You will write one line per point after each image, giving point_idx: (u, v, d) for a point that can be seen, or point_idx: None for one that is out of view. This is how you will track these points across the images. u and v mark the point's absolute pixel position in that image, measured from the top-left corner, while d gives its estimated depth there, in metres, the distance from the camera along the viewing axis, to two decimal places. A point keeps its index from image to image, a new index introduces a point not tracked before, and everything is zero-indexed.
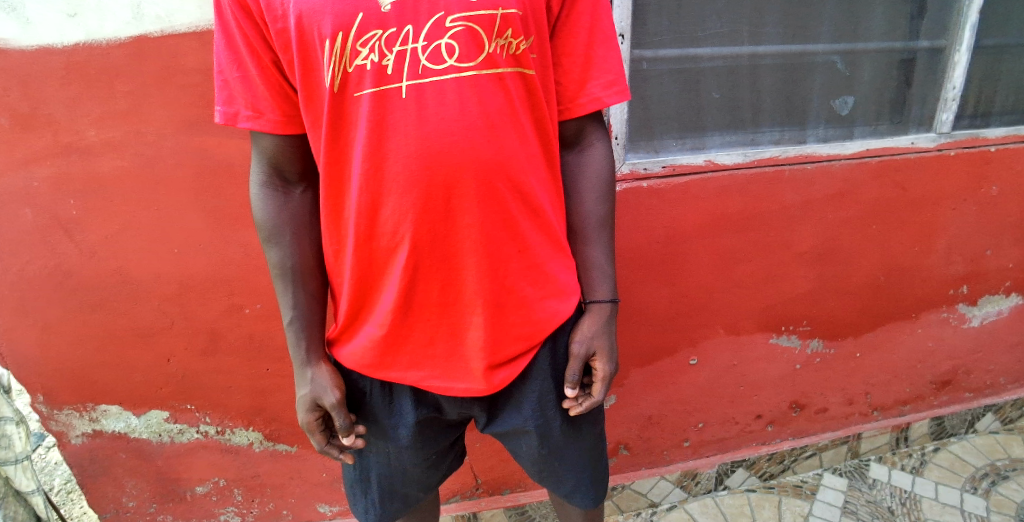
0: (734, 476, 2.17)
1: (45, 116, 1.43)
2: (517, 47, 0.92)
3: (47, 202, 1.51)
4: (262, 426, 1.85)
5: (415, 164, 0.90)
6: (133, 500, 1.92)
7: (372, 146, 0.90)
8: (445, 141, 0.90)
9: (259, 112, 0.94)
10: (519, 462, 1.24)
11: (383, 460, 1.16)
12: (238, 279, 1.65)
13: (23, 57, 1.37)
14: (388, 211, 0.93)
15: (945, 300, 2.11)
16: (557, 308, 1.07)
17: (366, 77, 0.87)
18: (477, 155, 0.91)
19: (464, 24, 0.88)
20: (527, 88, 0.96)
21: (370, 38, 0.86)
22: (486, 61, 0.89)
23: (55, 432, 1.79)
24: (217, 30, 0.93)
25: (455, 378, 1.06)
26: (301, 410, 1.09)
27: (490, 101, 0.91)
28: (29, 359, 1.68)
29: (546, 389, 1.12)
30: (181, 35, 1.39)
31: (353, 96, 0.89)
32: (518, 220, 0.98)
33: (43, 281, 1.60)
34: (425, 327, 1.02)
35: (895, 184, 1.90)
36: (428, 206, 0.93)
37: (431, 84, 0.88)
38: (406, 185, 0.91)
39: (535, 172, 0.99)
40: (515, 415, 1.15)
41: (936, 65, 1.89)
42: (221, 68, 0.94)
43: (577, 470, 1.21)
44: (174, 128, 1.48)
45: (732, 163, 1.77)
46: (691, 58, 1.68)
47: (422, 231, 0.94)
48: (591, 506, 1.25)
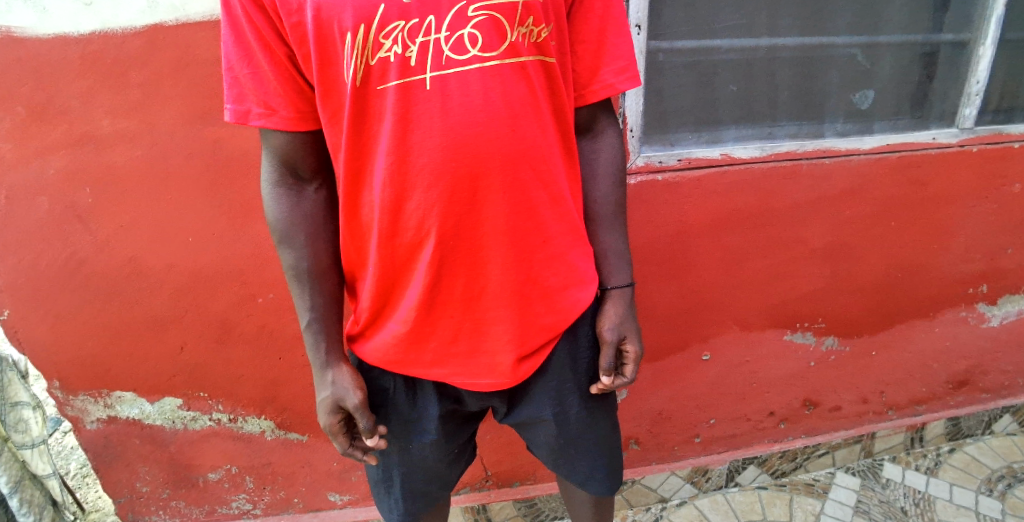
0: (745, 473, 2.15)
1: (62, 105, 1.44)
2: (539, 34, 0.92)
3: (63, 191, 1.52)
4: (273, 415, 1.86)
5: (441, 157, 0.89)
6: (146, 485, 1.94)
7: (396, 140, 0.89)
8: (470, 131, 0.89)
9: (273, 110, 0.92)
10: (536, 452, 1.24)
11: (405, 456, 1.15)
12: (251, 269, 1.65)
13: (40, 46, 1.37)
14: (412, 206, 0.92)
15: (963, 299, 2.08)
16: (578, 297, 1.07)
17: (389, 70, 0.86)
18: (501, 145, 0.91)
19: (487, 13, 0.87)
20: (547, 77, 0.96)
21: (392, 29, 0.85)
22: (509, 50, 0.89)
23: (71, 417, 1.82)
24: (226, 27, 0.91)
25: (479, 374, 1.05)
26: (323, 413, 1.07)
27: (513, 90, 0.90)
28: (44, 345, 1.70)
29: (565, 378, 1.13)
30: (195, 24, 1.39)
31: (376, 90, 0.88)
32: (541, 210, 0.97)
33: (58, 270, 1.61)
34: (448, 323, 1.02)
35: (915, 179, 1.87)
36: (453, 199, 0.92)
37: (455, 75, 0.87)
38: (431, 178, 0.90)
39: (556, 161, 0.98)
40: (534, 407, 1.14)
41: (959, 58, 1.85)
42: (230, 64, 0.92)
43: (595, 458, 1.21)
44: (188, 118, 1.48)
45: (748, 157, 1.74)
46: (708, 50, 1.65)
47: (447, 225, 0.93)
48: (607, 493, 1.25)
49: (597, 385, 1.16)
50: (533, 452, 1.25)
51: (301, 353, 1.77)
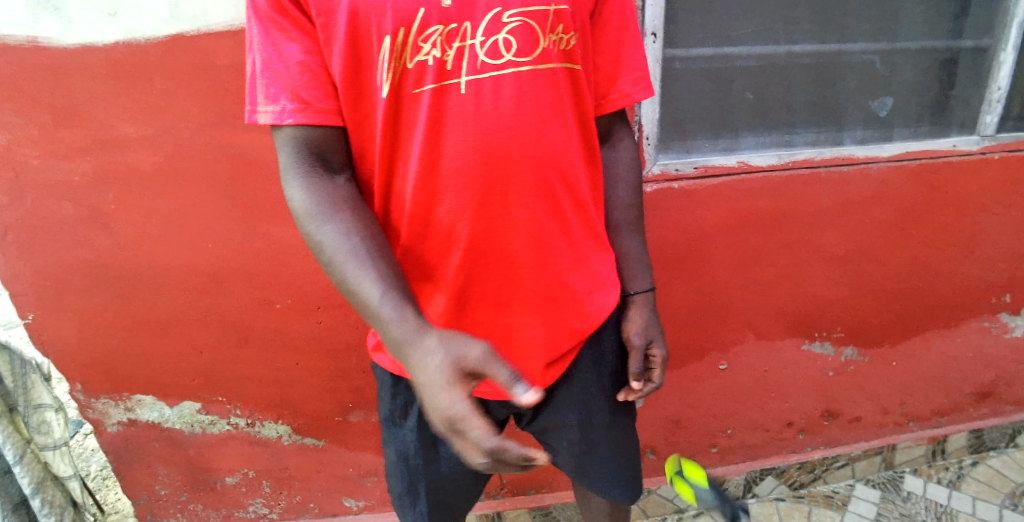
0: (763, 483, 2.14)
1: (88, 112, 1.47)
2: (568, 42, 0.94)
3: (86, 195, 1.56)
4: (290, 419, 1.87)
5: (474, 160, 0.90)
6: (165, 488, 1.96)
7: (429, 144, 0.89)
8: (502, 136, 0.91)
9: (307, 103, 0.84)
10: (556, 461, 1.23)
11: (431, 469, 1.15)
12: (270, 274, 1.68)
13: (67, 55, 1.41)
14: (444, 209, 0.93)
15: (985, 308, 2.04)
16: (602, 301, 1.08)
17: (426, 73, 0.85)
18: (532, 149, 0.93)
19: (522, 19, 0.88)
20: (574, 82, 0.98)
21: (431, 33, 0.84)
22: (542, 55, 0.91)
23: (93, 420, 1.84)
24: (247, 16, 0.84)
25: None
26: (444, 386, 0.72)
27: (544, 96, 0.93)
28: (67, 347, 1.73)
29: (589, 383, 1.14)
30: (216, 34, 1.42)
31: (410, 94, 0.87)
32: (567, 212, 1.00)
33: (81, 273, 1.64)
34: (478, 330, 1.03)
35: (936, 187, 1.85)
36: (485, 202, 0.93)
37: (490, 78, 0.88)
38: (464, 181, 0.91)
39: (580, 166, 1.01)
40: (557, 412, 1.15)
41: (979, 65, 1.83)
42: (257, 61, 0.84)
43: (618, 466, 1.21)
44: (208, 124, 1.51)
45: (766, 165, 1.73)
46: (724, 57, 1.65)
47: (478, 229, 0.94)
48: (630, 501, 1.25)
49: (626, 391, 1.16)
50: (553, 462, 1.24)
51: (319, 357, 1.79)
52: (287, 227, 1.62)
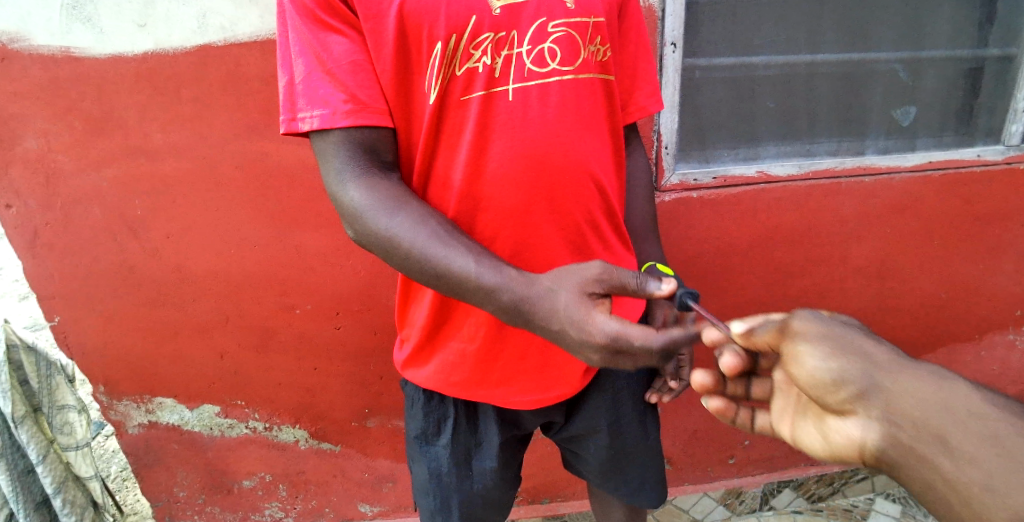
0: (781, 496, 2.09)
1: (119, 120, 1.50)
2: (604, 54, 1.01)
3: (114, 201, 1.59)
4: (308, 424, 1.89)
5: (518, 166, 0.95)
6: (184, 490, 1.98)
7: (476, 150, 0.93)
8: (548, 143, 0.96)
9: (363, 104, 0.85)
10: (585, 466, 1.26)
11: (464, 486, 1.15)
12: (291, 280, 1.69)
13: (97, 64, 1.44)
14: (489, 216, 0.97)
15: (1011, 321, 2.00)
16: (630, 305, 1.14)
17: (476, 80, 0.90)
18: (574, 155, 0.99)
19: (565, 29, 0.94)
20: (608, 93, 1.04)
21: (482, 41, 0.89)
22: (582, 65, 0.97)
23: (114, 422, 1.86)
24: (297, 19, 0.84)
25: (548, 387, 1.09)
26: (591, 306, 0.78)
27: (584, 104, 0.99)
28: (92, 349, 1.76)
29: (619, 387, 1.17)
30: (242, 44, 1.45)
31: (458, 100, 0.92)
32: (602, 219, 1.06)
33: (107, 277, 1.67)
34: (520, 339, 1.05)
35: (962, 197, 1.82)
36: (531, 208, 0.98)
37: (536, 86, 0.94)
38: (511, 187, 0.96)
39: (612, 173, 1.07)
40: (587, 416, 1.18)
41: (1005, 74, 1.80)
42: (309, 62, 0.84)
43: (646, 468, 1.24)
44: (233, 132, 1.53)
45: (785, 175, 1.72)
46: (746, 66, 1.65)
47: (522, 234, 0.99)
48: (658, 503, 1.27)
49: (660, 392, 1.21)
50: (580, 468, 1.28)
51: (337, 363, 1.80)
52: (310, 234, 1.64)
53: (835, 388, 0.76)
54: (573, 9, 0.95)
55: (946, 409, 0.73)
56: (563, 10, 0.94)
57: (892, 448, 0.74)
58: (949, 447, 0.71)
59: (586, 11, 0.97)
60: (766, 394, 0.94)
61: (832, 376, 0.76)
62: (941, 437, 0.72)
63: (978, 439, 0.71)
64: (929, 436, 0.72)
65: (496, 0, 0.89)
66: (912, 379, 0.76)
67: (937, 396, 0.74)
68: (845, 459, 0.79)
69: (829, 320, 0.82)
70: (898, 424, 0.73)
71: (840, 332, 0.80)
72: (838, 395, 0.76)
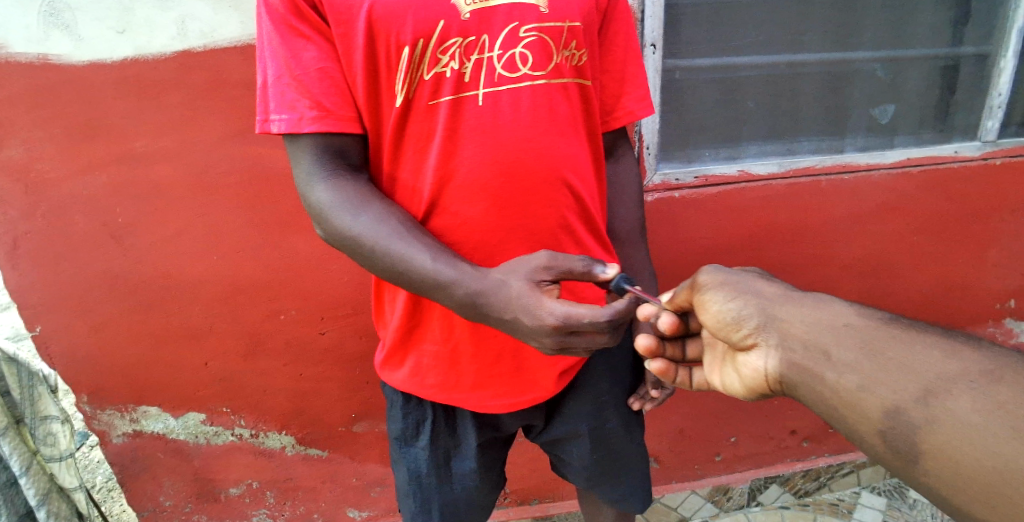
0: (768, 491, 2.10)
1: (99, 127, 1.49)
2: (580, 58, 1.01)
3: (96, 209, 1.57)
4: (295, 430, 1.88)
5: (488, 170, 0.96)
6: (170, 499, 1.96)
7: (447, 154, 0.95)
8: (519, 146, 0.97)
9: (327, 111, 0.89)
10: (569, 471, 1.26)
11: (444, 487, 1.16)
12: (277, 286, 1.69)
13: (76, 71, 1.43)
14: (462, 220, 0.99)
15: (991, 315, 2.04)
16: None
17: (444, 85, 0.92)
18: (546, 158, 0.99)
19: (537, 34, 0.95)
20: (585, 98, 1.05)
21: (450, 46, 0.90)
22: (555, 70, 0.98)
23: (98, 431, 1.84)
24: (269, 26, 0.87)
25: (523, 391, 1.10)
26: (541, 293, 0.85)
27: (558, 107, 1.00)
28: (75, 359, 1.74)
29: (602, 390, 1.19)
30: (224, 49, 1.44)
31: (427, 104, 0.93)
32: (578, 222, 1.07)
33: (90, 285, 1.66)
34: (493, 343, 1.05)
35: (941, 194, 1.84)
36: (503, 211, 0.99)
37: (507, 91, 0.95)
38: (481, 191, 0.97)
39: (589, 176, 1.07)
40: (570, 421, 1.19)
41: (982, 71, 1.83)
42: (278, 69, 0.88)
43: (630, 472, 1.25)
44: (217, 138, 1.52)
45: (767, 173, 1.74)
46: (727, 67, 1.66)
47: (495, 236, 1.00)
48: (642, 508, 1.28)
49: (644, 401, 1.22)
50: (567, 473, 1.28)
51: (325, 369, 1.80)
52: (296, 240, 1.64)
53: (736, 326, 0.90)
54: (548, 13, 0.96)
55: (827, 327, 0.81)
56: (536, 14, 0.95)
57: (788, 368, 0.83)
58: (830, 357, 0.78)
59: (561, 16, 0.97)
60: (698, 354, 1.08)
61: (732, 315, 0.91)
62: (823, 350, 0.79)
63: (852, 346, 0.77)
64: (814, 351, 0.80)
65: (465, 5, 0.90)
66: (800, 308, 0.86)
67: (821, 318, 0.82)
68: (759, 390, 0.90)
69: (733, 271, 0.97)
70: (790, 347, 0.83)
71: (737, 279, 0.95)
72: (740, 331, 0.90)
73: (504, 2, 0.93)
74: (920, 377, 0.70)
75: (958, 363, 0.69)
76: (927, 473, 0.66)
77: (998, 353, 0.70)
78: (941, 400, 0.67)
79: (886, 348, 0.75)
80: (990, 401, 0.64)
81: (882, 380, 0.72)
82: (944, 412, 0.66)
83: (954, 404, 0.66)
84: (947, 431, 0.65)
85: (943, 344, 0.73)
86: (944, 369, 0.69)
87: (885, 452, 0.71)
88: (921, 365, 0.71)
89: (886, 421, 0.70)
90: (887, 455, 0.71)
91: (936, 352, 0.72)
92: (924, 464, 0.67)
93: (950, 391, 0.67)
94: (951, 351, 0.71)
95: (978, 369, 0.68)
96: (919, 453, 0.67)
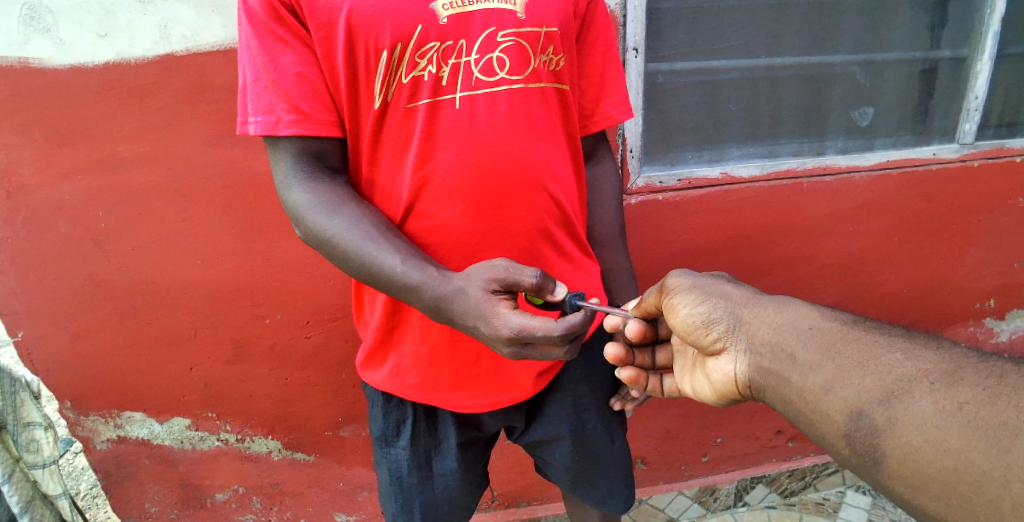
0: (754, 492, 2.10)
1: (83, 132, 1.49)
2: (558, 63, 1.02)
3: (78, 214, 1.57)
4: (281, 435, 1.87)
5: (465, 174, 0.97)
6: (155, 505, 1.95)
7: (424, 157, 0.96)
8: (495, 149, 0.98)
9: (305, 115, 0.90)
10: (551, 471, 1.27)
11: (426, 488, 1.16)
12: (261, 290, 1.69)
13: (57, 75, 1.43)
14: (439, 221, 0.99)
15: (972, 314, 2.07)
16: None
17: (422, 88, 0.93)
18: (523, 160, 1.00)
19: (514, 39, 0.96)
20: (563, 101, 1.06)
21: (428, 49, 0.91)
22: (532, 75, 0.99)
23: (82, 437, 1.83)
24: (248, 29, 0.88)
25: (501, 391, 1.10)
26: (494, 307, 0.86)
27: (535, 111, 1.01)
28: (57, 365, 1.73)
29: (580, 392, 1.20)
30: (207, 53, 1.45)
31: (405, 108, 0.94)
32: (555, 224, 1.07)
33: (73, 291, 1.65)
34: (470, 345, 1.06)
35: (919, 195, 1.87)
36: (480, 213, 1.00)
37: (484, 95, 0.96)
38: (459, 194, 0.98)
39: (567, 179, 1.08)
40: (550, 422, 1.20)
41: (959, 74, 1.86)
42: (257, 73, 0.89)
43: (610, 473, 1.25)
44: (200, 142, 1.52)
45: (750, 175, 1.76)
46: (708, 70, 1.68)
47: (472, 238, 1.01)
48: (623, 509, 1.29)
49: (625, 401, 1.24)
50: (550, 473, 1.29)
51: (311, 374, 1.80)
52: (279, 244, 1.64)
53: (706, 329, 0.95)
54: (525, 18, 0.98)
55: (792, 329, 0.85)
56: (514, 20, 0.97)
57: (757, 370, 0.87)
58: (795, 360, 0.81)
59: (539, 21, 0.99)
60: (668, 360, 1.15)
61: (701, 318, 0.96)
62: (789, 353, 0.83)
63: (816, 348, 0.80)
64: (781, 354, 0.84)
65: (443, 10, 0.92)
66: (766, 311, 0.90)
67: (785, 320, 0.86)
68: (730, 392, 0.94)
69: (701, 275, 1.02)
70: (759, 350, 0.87)
71: (705, 283, 1.00)
72: (709, 335, 0.95)
73: (482, 7, 0.95)
74: (880, 377, 0.72)
75: (918, 363, 0.70)
76: (891, 475, 0.68)
77: (957, 351, 0.71)
78: (901, 401, 0.68)
79: (849, 350, 0.77)
80: (947, 401, 0.65)
81: (843, 382, 0.74)
82: (903, 412, 0.67)
83: (914, 405, 0.67)
84: (906, 433, 0.66)
85: (904, 343, 0.74)
86: (903, 369, 0.71)
87: (851, 454, 0.73)
88: (881, 365, 0.73)
89: (850, 426, 0.72)
90: (853, 458, 0.73)
91: (895, 353, 0.73)
92: (886, 466, 0.68)
93: (910, 393, 0.68)
94: (912, 351, 0.72)
95: (937, 370, 0.69)
96: (882, 456, 0.69)
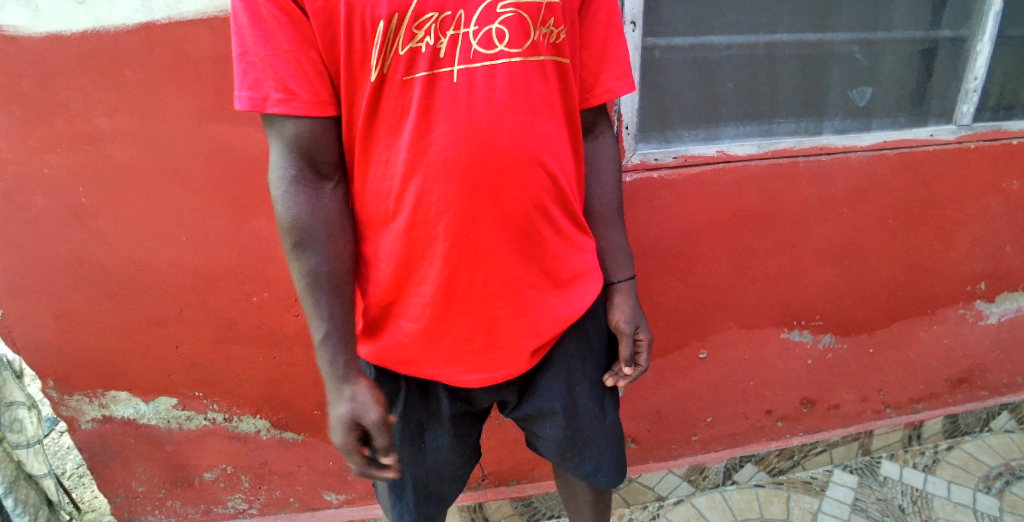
0: (743, 470, 2.14)
1: (59, 104, 1.43)
2: (558, 36, 1.00)
3: (58, 190, 1.52)
4: (270, 414, 1.85)
5: (461, 150, 0.93)
6: (143, 485, 1.93)
7: (419, 133, 0.92)
8: (493, 126, 0.94)
9: (294, 94, 0.87)
10: (542, 447, 1.26)
11: (416, 458, 1.16)
12: (249, 268, 1.65)
13: (34, 44, 1.37)
14: (432, 199, 0.95)
15: (963, 296, 2.07)
16: (585, 289, 1.15)
17: (419, 60, 0.89)
18: (518, 140, 0.97)
19: (514, 10, 0.93)
20: (562, 76, 1.03)
21: (425, 21, 0.88)
22: (531, 47, 0.96)
23: (66, 417, 1.81)
24: (241, 5, 0.85)
25: (497, 367, 1.09)
26: (336, 431, 0.98)
27: (535, 87, 0.98)
28: (41, 344, 1.69)
29: (574, 367, 1.18)
30: (189, 22, 1.38)
31: (401, 81, 0.90)
32: (550, 205, 1.05)
33: (54, 268, 1.60)
34: (465, 322, 1.04)
35: (915, 177, 1.86)
36: (474, 192, 0.96)
37: (482, 68, 0.92)
38: (453, 170, 0.94)
39: (564, 158, 1.06)
40: (543, 398, 1.18)
41: (959, 55, 1.84)
42: (244, 48, 0.86)
43: (602, 449, 1.24)
44: (184, 116, 1.47)
45: (745, 154, 1.74)
46: (706, 47, 1.65)
47: (467, 216, 0.97)
48: (613, 484, 1.28)
49: (615, 375, 1.24)
50: (541, 449, 1.28)
51: (298, 354, 1.77)
52: (266, 222, 1.60)
53: None
54: None
55: None
56: None
57: None
58: None
59: None
60: None
61: None
62: None
63: None
64: None
65: None
66: None
67: None
68: None
69: None
70: None
71: None
72: None
73: None
74: None
75: None
76: None
77: None
78: None
79: None
80: None
81: None
82: None
83: None
84: None
85: None
86: None
87: None
88: None
89: None
90: None
91: None
92: None
93: None
94: None
95: None
96: None
